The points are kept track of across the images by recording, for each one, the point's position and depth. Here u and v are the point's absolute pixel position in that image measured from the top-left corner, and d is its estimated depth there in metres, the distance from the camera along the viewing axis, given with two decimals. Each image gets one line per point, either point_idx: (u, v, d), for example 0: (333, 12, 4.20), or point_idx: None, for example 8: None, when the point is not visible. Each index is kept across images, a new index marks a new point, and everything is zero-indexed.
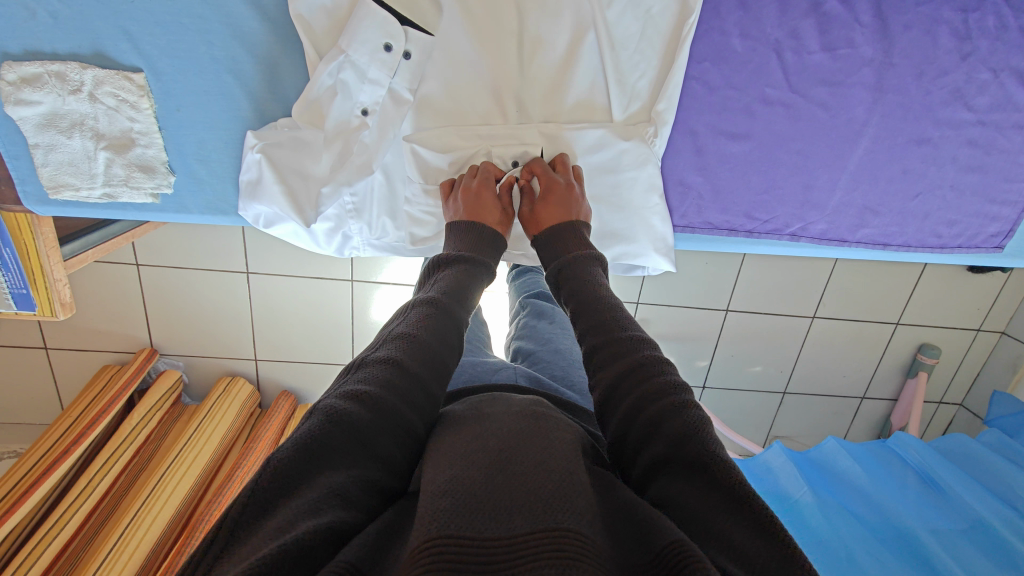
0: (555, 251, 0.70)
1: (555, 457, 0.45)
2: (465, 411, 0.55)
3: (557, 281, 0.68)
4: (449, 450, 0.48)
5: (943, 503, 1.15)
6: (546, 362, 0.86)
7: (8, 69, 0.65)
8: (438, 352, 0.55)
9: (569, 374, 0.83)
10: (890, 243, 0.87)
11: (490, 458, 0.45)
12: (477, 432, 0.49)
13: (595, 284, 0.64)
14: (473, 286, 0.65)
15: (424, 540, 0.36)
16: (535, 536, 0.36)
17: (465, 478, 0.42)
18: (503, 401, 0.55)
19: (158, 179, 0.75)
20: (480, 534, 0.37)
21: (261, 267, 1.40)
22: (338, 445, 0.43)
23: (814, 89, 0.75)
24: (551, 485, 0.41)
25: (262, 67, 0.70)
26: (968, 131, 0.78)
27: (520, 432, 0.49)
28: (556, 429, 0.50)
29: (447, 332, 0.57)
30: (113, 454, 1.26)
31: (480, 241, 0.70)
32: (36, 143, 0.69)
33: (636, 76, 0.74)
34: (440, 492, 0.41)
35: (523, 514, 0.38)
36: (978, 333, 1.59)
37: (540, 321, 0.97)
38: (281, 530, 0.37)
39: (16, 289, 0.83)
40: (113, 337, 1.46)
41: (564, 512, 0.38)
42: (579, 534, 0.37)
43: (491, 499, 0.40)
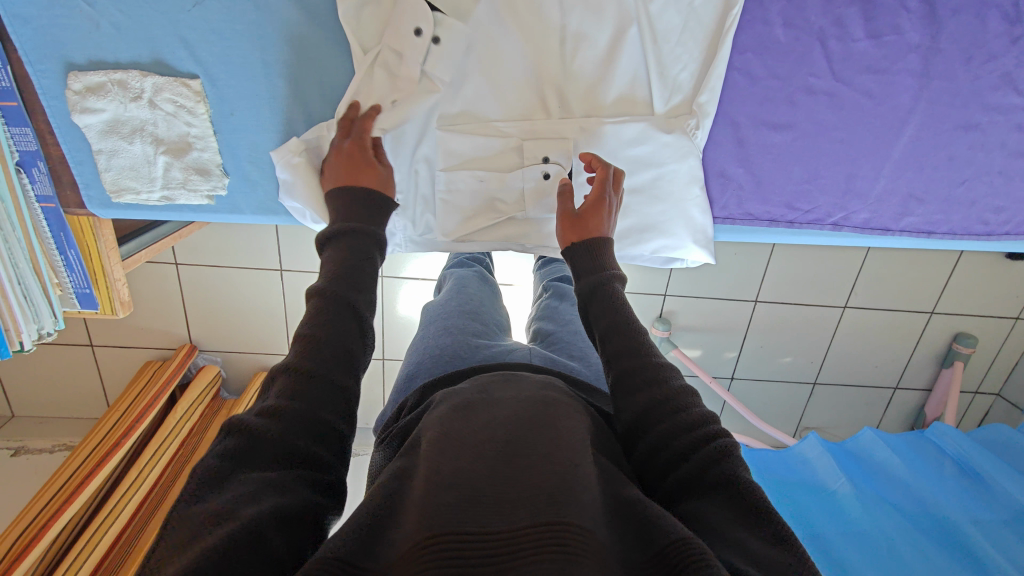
0: (588, 265, 0.69)
1: (560, 449, 0.47)
2: (475, 394, 0.56)
3: (588, 296, 0.67)
4: (454, 433, 0.50)
5: (984, 493, 1.15)
6: (565, 342, 0.88)
7: (75, 79, 0.69)
8: (342, 346, 0.57)
9: (585, 353, 0.85)
10: (935, 232, 0.85)
11: (498, 448, 0.47)
12: (487, 418, 0.51)
13: (623, 309, 0.64)
14: (367, 262, 0.64)
15: (426, 536, 0.39)
16: (537, 529, 0.39)
17: (473, 471, 0.44)
18: (515, 385, 0.58)
19: (213, 181, 0.77)
20: (482, 530, 0.39)
21: (295, 264, 1.43)
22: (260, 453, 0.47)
23: (859, 77, 0.75)
24: (555, 479, 0.44)
25: (311, 70, 0.72)
26: (1017, 116, 0.77)
27: (525, 422, 0.50)
28: (565, 417, 0.53)
29: (345, 322, 0.59)
30: (161, 446, 1.32)
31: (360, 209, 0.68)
32: (99, 148, 0.73)
33: (678, 68, 0.73)
34: (446, 484, 0.43)
35: (527, 508, 0.41)
36: (1017, 323, 1.56)
37: (561, 303, 0.99)
38: (218, 518, 0.40)
39: (79, 288, 0.86)
40: (157, 335, 1.51)
41: (569, 505, 0.42)
42: (581, 529, 0.40)
43: (495, 493, 0.43)
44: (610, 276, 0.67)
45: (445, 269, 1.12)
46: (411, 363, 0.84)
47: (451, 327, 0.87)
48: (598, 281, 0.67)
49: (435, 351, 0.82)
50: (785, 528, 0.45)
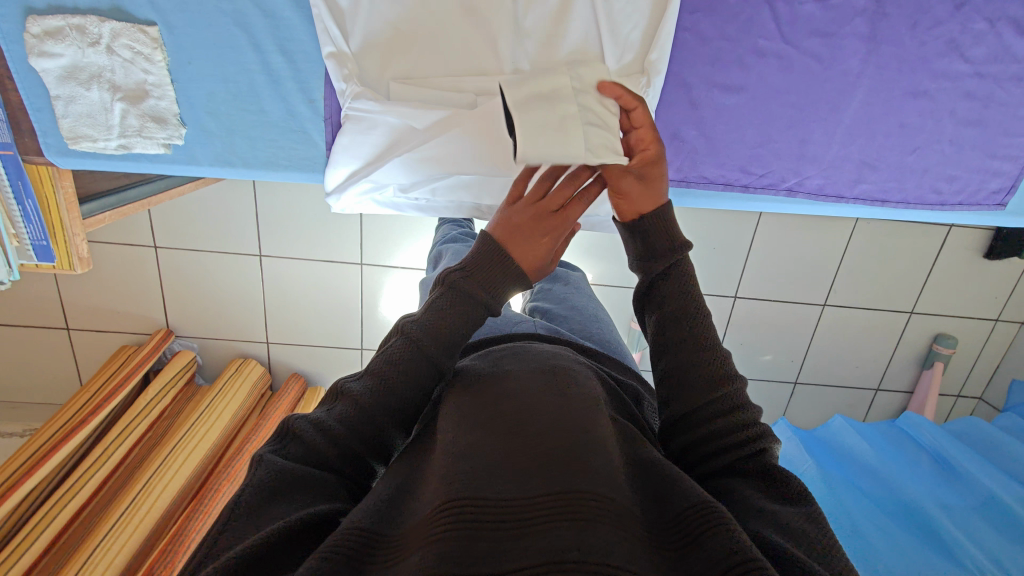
0: (655, 246, 0.63)
1: (572, 414, 0.46)
2: (487, 370, 0.56)
3: (647, 288, 0.64)
4: (472, 412, 0.49)
5: (954, 480, 1.14)
6: (564, 317, 0.91)
7: (33, 22, 0.70)
8: (410, 395, 0.54)
9: (586, 326, 0.89)
10: (889, 200, 0.86)
11: (511, 422, 0.46)
12: (502, 395, 0.50)
13: (692, 305, 0.59)
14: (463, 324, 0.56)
15: (442, 502, 0.39)
16: (551, 498, 0.38)
17: (485, 444, 0.45)
18: (525, 357, 0.57)
19: (170, 130, 0.79)
20: (499, 497, 0.39)
21: (274, 249, 1.44)
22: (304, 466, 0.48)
23: (807, 40, 0.76)
24: (566, 447, 0.42)
25: (268, 21, 0.73)
26: (965, 83, 0.79)
27: (540, 390, 0.50)
28: (577, 383, 0.51)
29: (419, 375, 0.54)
30: (129, 425, 1.30)
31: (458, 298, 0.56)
32: (57, 94, 0.74)
33: (629, 26, 0.75)
34: (457, 456, 0.44)
35: (541, 476, 0.40)
36: (996, 323, 1.56)
37: (555, 284, 1.03)
38: (266, 518, 0.43)
39: (36, 241, 0.85)
40: (132, 319, 1.51)
41: (583, 473, 0.39)
42: (599, 496, 0.38)
43: (510, 463, 0.42)
44: (681, 249, 0.62)
45: (436, 247, 1.15)
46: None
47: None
48: (668, 266, 0.61)
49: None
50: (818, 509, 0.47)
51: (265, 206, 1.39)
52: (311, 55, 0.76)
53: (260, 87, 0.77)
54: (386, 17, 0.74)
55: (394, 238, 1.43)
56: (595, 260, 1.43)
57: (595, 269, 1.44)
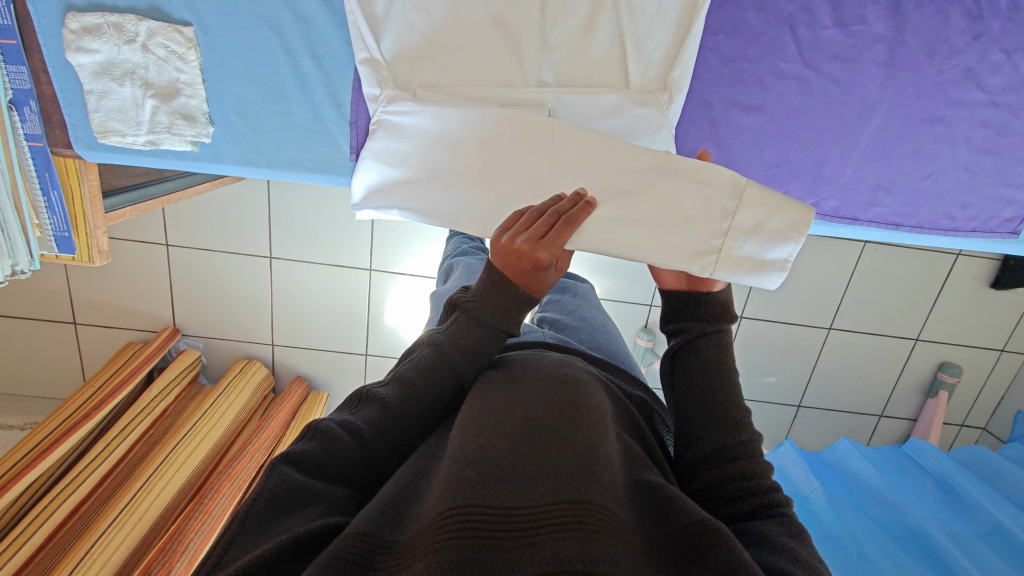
0: (695, 315, 0.63)
1: (581, 425, 0.44)
2: (496, 384, 0.55)
3: (676, 360, 0.62)
4: (482, 418, 0.49)
5: (963, 510, 1.12)
6: (573, 328, 0.92)
7: (73, 19, 0.72)
8: (433, 404, 0.55)
9: (594, 337, 0.90)
10: (902, 224, 0.87)
11: (521, 427, 0.45)
12: (509, 405, 0.49)
13: (719, 369, 0.58)
14: (485, 350, 0.59)
15: (447, 508, 0.38)
16: (558, 507, 0.37)
17: (495, 454, 0.43)
18: (536, 365, 0.56)
19: (198, 128, 0.80)
20: (504, 505, 0.38)
21: (284, 252, 1.45)
22: (330, 466, 0.46)
23: (826, 64, 0.78)
24: (575, 456, 0.41)
25: (300, 26, 0.75)
26: (981, 112, 0.80)
27: (549, 398, 0.48)
28: (586, 393, 0.50)
29: (444, 388, 0.56)
30: (132, 421, 1.29)
31: (504, 304, 0.59)
32: (90, 89, 0.75)
33: (653, 45, 0.76)
34: (467, 463, 0.42)
35: (548, 483, 0.39)
36: (1001, 354, 1.56)
37: (563, 295, 1.03)
38: (282, 529, 0.40)
39: (58, 232, 0.86)
40: (140, 316, 1.51)
41: (589, 482, 0.39)
42: (602, 508, 0.37)
43: (517, 470, 0.41)
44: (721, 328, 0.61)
45: (449, 259, 1.16)
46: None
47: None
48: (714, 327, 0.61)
49: None
50: None
51: (278, 209, 1.40)
52: (340, 60, 0.78)
53: (289, 90, 0.79)
54: (418, 28, 0.76)
55: (404, 246, 1.44)
56: (602, 275, 1.44)
57: (602, 284, 1.45)
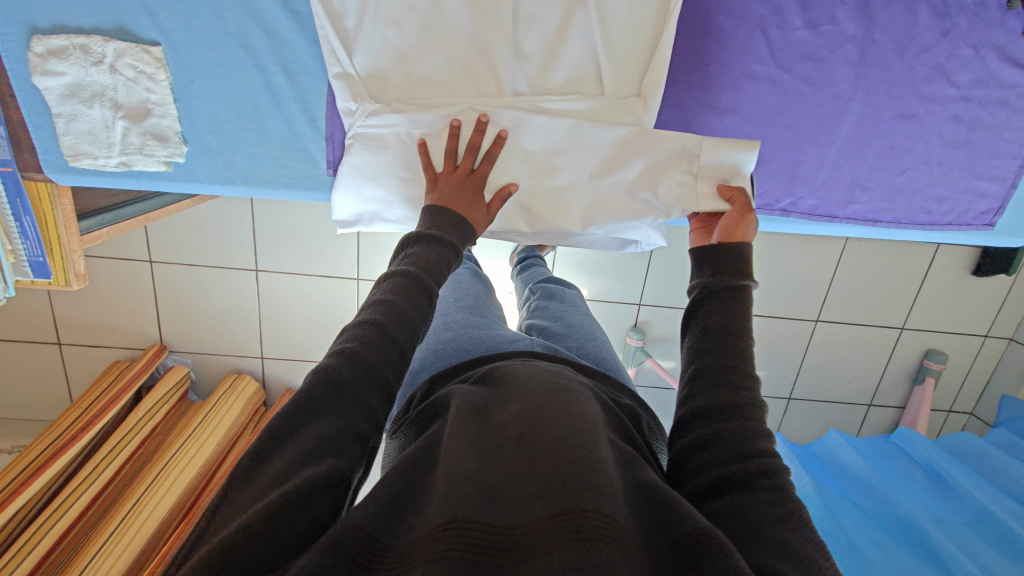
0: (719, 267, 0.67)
1: (578, 434, 0.44)
2: (489, 393, 0.54)
3: (698, 307, 0.65)
4: (477, 423, 0.48)
5: (951, 496, 1.14)
6: (560, 333, 0.92)
7: (37, 42, 0.71)
8: (411, 321, 0.56)
9: (582, 343, 0.89)
10: (880, 220, 0.88)
11: (515, 444, 0.44)
12: (504, 415, 0.48)
13: (736, 324, 0.61)
14: (445, 266, 0.64)
15: (446, 519, 0.38)
16: (554, 520, 0.38)
17: (492, 470, 0.42)
18: (523, 373, 0.55)
19: (171, 148, 0.79)
20: (502, 524, 0.38)
21: (269, 264, 1.44)
22: (318, 401, 0.47)
23: (799, 64, 0.78)
24: (570, 465, 0.41)
25: (271, 42, 0.75)
26: (952, 107, 0.81)
27: (543, 406, 0.48)
28: (581, 404, 0.49)
29: (417, 302, 0.58)
30: (119, 442, 1.27)
31: (446, 221, 0.69)
32: (59, 112, 0.74)
33: (626, 51, 0.77)
34: (467, 477, 0.41)
35: (543, 498, 0.39)
36: (985, 339, 1.58)
37: (551, 302, 1.04)
38: (280, 482, 0.41)
39: (33, 256, 0.85)
40: (125, 334, 1.49)
41: (584, 491, 0.39)
42: (600, 514, 0.38)
43: (514, 486, 0.41)
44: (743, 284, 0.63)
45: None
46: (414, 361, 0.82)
47: (453, 322, 0.87)
48: (730, 286, 0.64)
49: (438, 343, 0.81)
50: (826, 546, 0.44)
51: (261, 221, 1.39)
52: (313, 75, 0.77)
53: (263, 106, 0.78)
54: (390, 41, 0.75)
55: (391, 253, 1.43)
56: (590, 276, 1.44)
57: (590, 285, 1.45)
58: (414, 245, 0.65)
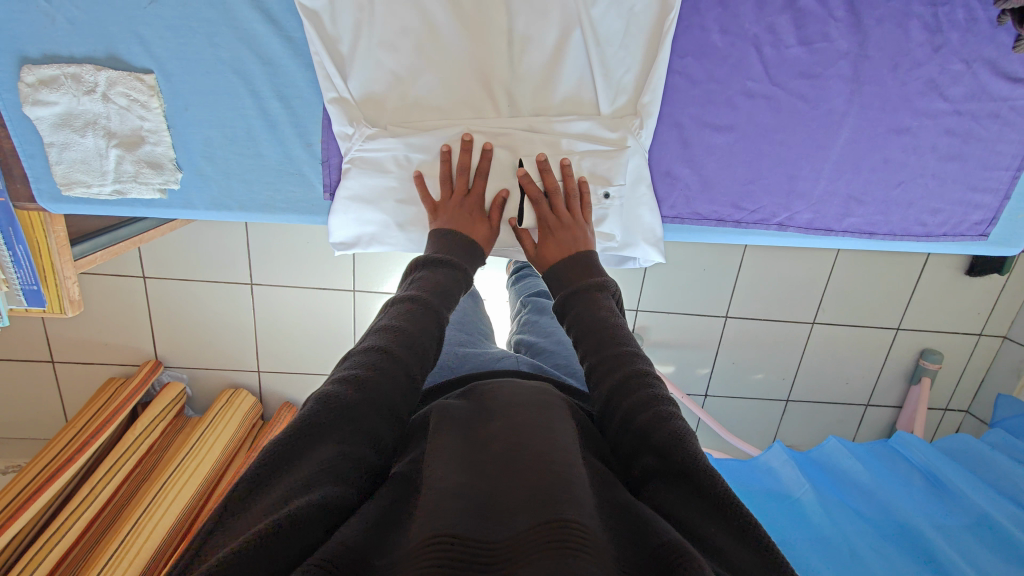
0: (561, 281, 0.70)
1: (557, 449, 0.45)
2: (473, 411, 0.55)
3: (564, 310, 0.66)
4: (455, 448, 0.48)
5: (948, 500, 1.15)
6: (549, 352, 0.88)
7: (28, 72, 0.70)
8: (421, 349, 0.55)
9: (570, 363, 0.85)
10: (876, 232, 0.88)
11: (498, 456, 0.45)
12: (486, 433, 0.49)
13: (599, 317, 0.62)
14: (452, 291, 0.65)
15: (429, 535, 0.37)
16: (537, 529, 0.36)
17: (477, 487, 0.42)
18: (507, 390, 0.57)
19: (165, 175, 0.78)
20: (484, 538, 0.37)
21: (264, 278, 1.43)
22: (329, 420, 0.44)
23: (793, 81, 0.79)
24: (549, 478, 0.41)
25: (265, 68, 0.74)
26: (945, 120, 0.81)
27: (527, 424, 0.49)
28: (560, 421, 0.51)
29: (427, 330, 0.57)
30: (116, 462, 1.26)
31: (456, 245, 0.71)
32: (51, 142, 0.73)
33: (621, 70, 0.77)
34: (453, 493, 0.42)
35: (526, 510, 0.38)
36: (979, 338, 1.59)
37: (541, 316, 0.99)
38: (277, 506, 0.38)
39: (27, 285, 0.84)
40: (120, 351, 1.48)
41: (565, 501, 0.38)
42: (581, 527, 0.36)
43: (496, 504, 0.40)
44: (601, 286, 0.66)
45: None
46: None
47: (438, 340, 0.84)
48: (593, 287, 0.66)
49: None
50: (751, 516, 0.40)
51: (256, 235, 1.38)
52: (308, 100, 0.77)
53: (257, 132, 0.78)
54: (385, 65, 0.75)
55: (387, 264, 1.42)
56: None
57: None
58: (421, 270, 0.66)
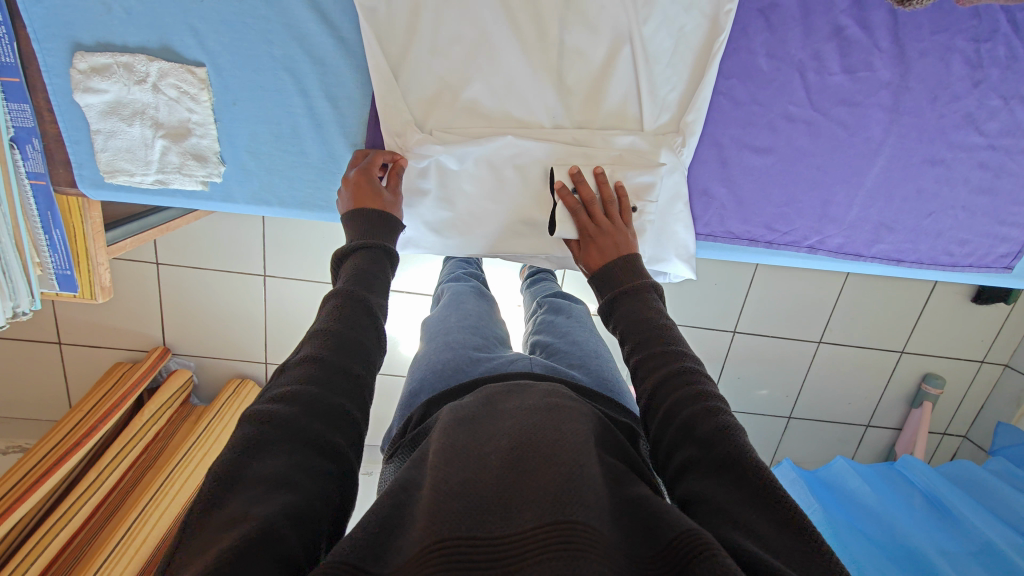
0: (609, 281, 0.67)
1: (567, 449, 0.44)
2: (478, 407, 0.53)
3: (610, 309, 0.65)
4: (455, 446, 0.47)
5: (952, 526, 1.15)
6: (563, 352, 0.80)
7: (80, 59, 0.70)
8: (355, 344, 0.56)
9: (586, 362, 0.77)
10: (904, 260, 0.89)
11: (504, 456, 0.45)
12: (492, 431, 0.48)
13: (647, 314, 0.61)
14: (382, 273, 0.65)
15: (433, 540, 0.38)
16: (542, 529, 0.38)
17: (478, 482, 0.43)
18: (517, 397, 0.54)
19: (209, 168, 0.78)
20: (491, 535, 0.38)
21: (278, 270, 1.39)
22: (270, 446, 0.46)
23: (834, 108, 0.80)
24: (559, 477, 0.41)
25: (316, 67, 0.75)
26: (979, 154, 0.83)
27: (531, 426, 0.47)
28: (572, 419, 0.48)
29: (360, 321, 0.58)
30: (123, 448, 1.24)
31: (370, 224, 0.68)
32: (98, 129, 0.73)
33: (666, 88, 0.78)
34: (451, 493, 0.42)
35: (533, 507, 0.40)
36: (981, 365, 1.61)
37: (558, 316, 0.92)
38: (236, 523, 0.40)
39: (60, 270, 0.84)
40: (126, 335, 1.45)
41: (575, 503, 0.40)
42: (589, 527, 0.38)
43: (500, 499, 0.41)
44: (643, 287, 0.64)
45: (442, 283, 1.05)
46: (414, 378, 0.76)
47: (451, 342, 0.79)
48: (638, 284, 0.64)
49: (437, 363, 0.75)
50: (798, 508, 0.43)
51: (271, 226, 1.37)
52: (355, 100, 0.77)
53: (302, 129, 0.78)
54: (435, 70, 0.76)
55: None
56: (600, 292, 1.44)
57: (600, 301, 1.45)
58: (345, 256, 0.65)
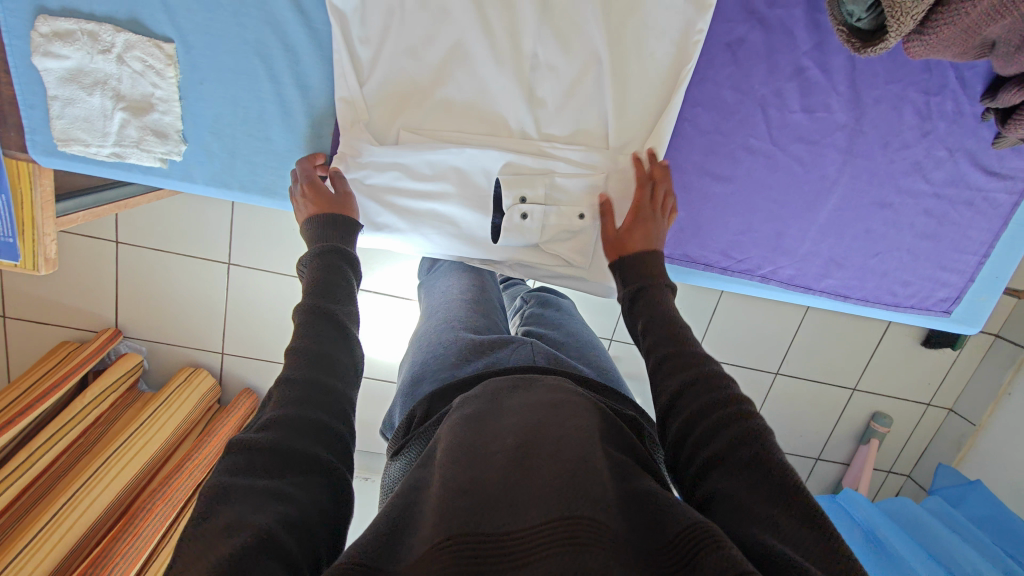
0: (635, 275, 0.69)
1: (571, 442, 0.42)
2: (486, 403, 0.50)
3: (632, 303, 0.66)
4: (466, 441, 0.45)
5: (889, 563, 1.16)
6: (562, 345, 0.76)
7: (43, 22, 0.68)
8: (323, 353, 0.54)
9: (587, 356, 0.75)
10: (850, 296, 0.93)
11: (509, 452, 0.42)
12: (496, 429, 0.46)
13: (670, 316, 0.61)
14: (342, 280, 0.63)
15: (442, 539, 0.36)
16: (551, 523, 0.36)
17: (484, 478, 0.41)
18: (527, 390, 0.52)
19: (169, 145, 0.77)
20: (496, 532, 0.37)
21: (244, 259, 1.35)
22: (258, 466, 0.44)
23: (792, 144, 0.83)
24: (563, 475, 0.39)
25: (289, 55, 0.75)
26: (924, 201, 0.87)
27: (532, 423, 0.45)
28: (574, 415, 0.46)
29: (325, 332, 0.56)
30: (59, 430, 1.18)
31: (325, 228, 0.68)
32: (55, 95, 0.72)
33: (634, 110, 0.79)
34: (459, 491, 0.40)
35: (539, 502, 0.38)
36: (927, 408, 1.67)
37: (546, 308, 0.87)
38: (230, 531, 0.38)
39: (2, 236, 0.79)
40: (76, 313, 1.39)
41: (581, 496, 0.38)
42: (596, 520, 0.37)
43: (506, 494, 0.39)
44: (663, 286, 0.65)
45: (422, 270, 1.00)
46: (410, 369, 0.68)
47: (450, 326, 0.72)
48: (649, 286, 0.65)
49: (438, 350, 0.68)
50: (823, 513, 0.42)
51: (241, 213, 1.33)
52: (325, 93, 0.77)
53: (270, 116, 0.78)
54: (407, 70, 0.76)
55: None
56: None
57: None
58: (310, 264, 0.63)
